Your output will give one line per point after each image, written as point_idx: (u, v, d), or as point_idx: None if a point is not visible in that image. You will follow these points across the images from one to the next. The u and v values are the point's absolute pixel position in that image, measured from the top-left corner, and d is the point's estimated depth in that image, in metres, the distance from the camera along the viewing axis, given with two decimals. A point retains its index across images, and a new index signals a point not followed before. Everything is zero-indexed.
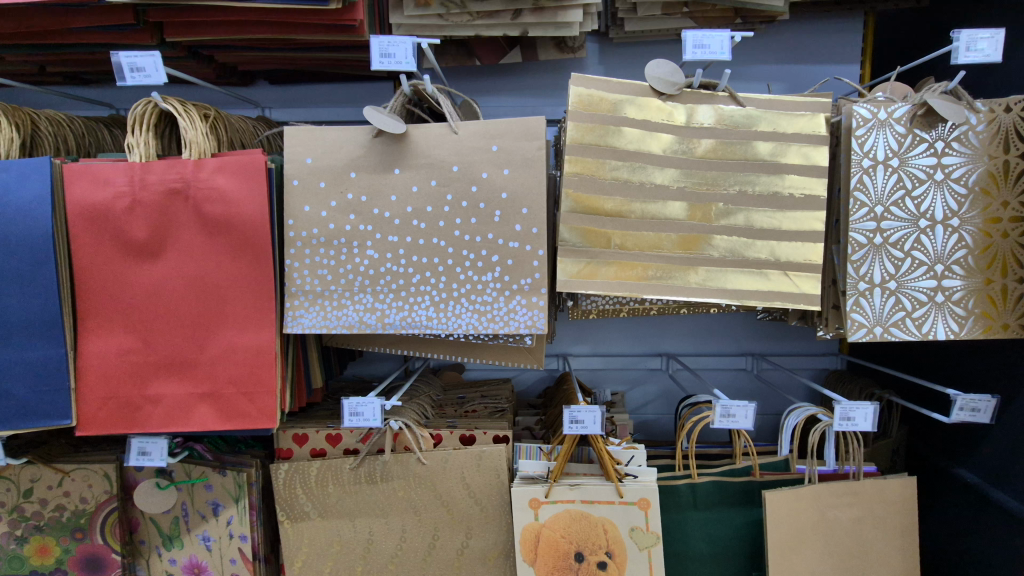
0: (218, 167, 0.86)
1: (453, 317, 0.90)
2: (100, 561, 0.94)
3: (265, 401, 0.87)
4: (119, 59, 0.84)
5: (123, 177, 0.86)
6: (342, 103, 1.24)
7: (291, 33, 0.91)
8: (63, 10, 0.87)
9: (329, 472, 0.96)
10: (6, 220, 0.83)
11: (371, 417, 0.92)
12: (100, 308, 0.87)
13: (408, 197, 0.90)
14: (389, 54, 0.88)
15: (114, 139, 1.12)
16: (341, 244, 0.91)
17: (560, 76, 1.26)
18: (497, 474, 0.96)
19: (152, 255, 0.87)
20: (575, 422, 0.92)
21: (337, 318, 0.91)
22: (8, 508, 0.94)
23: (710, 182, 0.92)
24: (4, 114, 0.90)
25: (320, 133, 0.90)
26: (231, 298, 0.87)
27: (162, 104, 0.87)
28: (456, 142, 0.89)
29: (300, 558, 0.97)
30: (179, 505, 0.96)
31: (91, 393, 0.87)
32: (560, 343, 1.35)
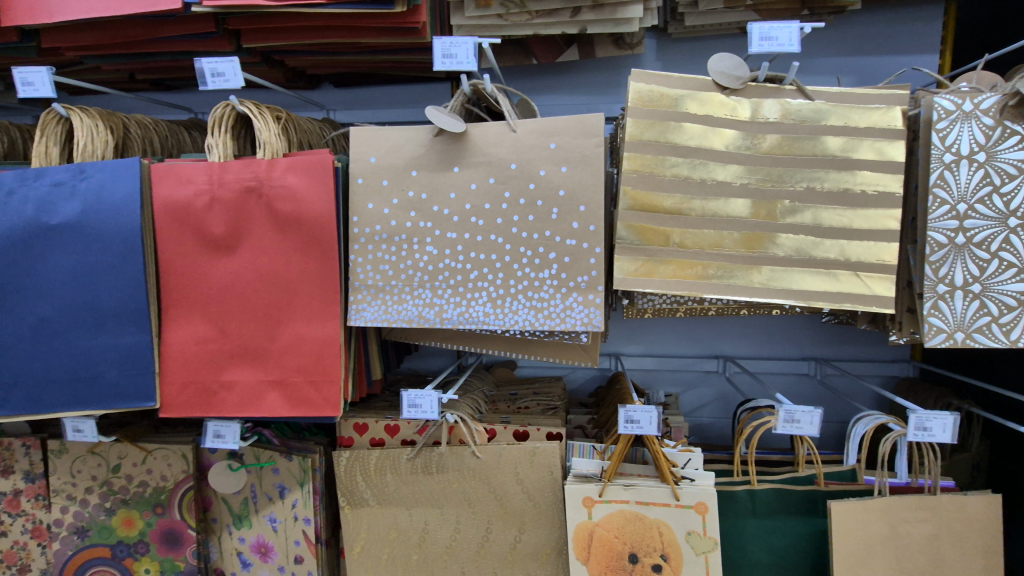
0: (289, 166, 0.90)
1: (510, 313, 0.91)
2: (178, 536, 1.01)
3: (330, 390, 0.91)
4: (203, 65, 0.91)
5: (203, 176, 0.91)
6: (402, 105, 1.28)
7: (357, 37, 0.94)
8: (152, 21, 0.94)
9: (387, 461, 0.99)
10: (101, 216, 0.90)
11: (429, 409, 0.94)
12: (182, 298, 0.93)
13: (467, 195, 0.91)
14: (451, 54, 0.89)
15: (193, 141, 1.20)
16: (402, 241, 0.93)
17: (617, 74, 1.26)
18: (551, 471, 0.96)
19: (228, 249, 0.92)
20: (630, 421, 0.91)
21: (397, 312, 0.93)
22: (99, 481, 1.02)
23: (776, 179, 0.89)
24: (99, 119, 0.98)
25: (383, 133, 0.93)
26: (299, 291, 0.91)
27: (239, 107, 0.92)
28: (514, 140, 0.90)
29: (359, 543, 1.00)
30: (249, 487, 1.01)
31: (173, 378, 0.94)
32: (613, 342, 1.34)
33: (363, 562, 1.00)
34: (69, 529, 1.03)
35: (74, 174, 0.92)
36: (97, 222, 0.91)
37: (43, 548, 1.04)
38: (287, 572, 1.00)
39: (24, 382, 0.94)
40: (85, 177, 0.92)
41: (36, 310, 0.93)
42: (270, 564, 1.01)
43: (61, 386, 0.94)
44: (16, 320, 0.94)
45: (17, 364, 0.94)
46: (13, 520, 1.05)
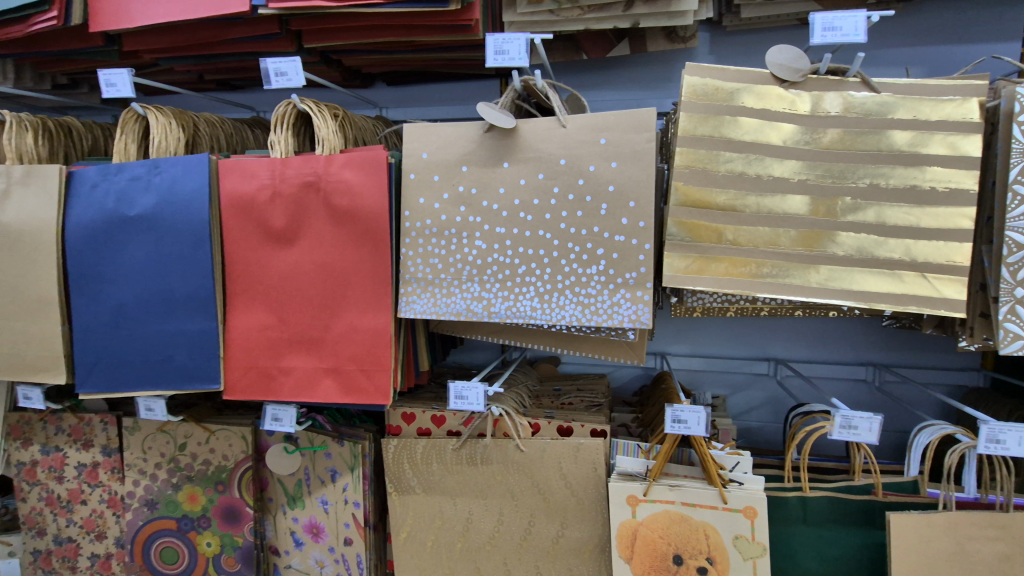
0: (346, 162, 0.93)
1: (557, 308, 0.91)
2: (237, 513, 1.06)
3: (381, 378, 0.93)
4: (268, 65, 0.95)
5: (266, 171, 0.96)
6: (452, 101, 1.31)
7: (412, 35, 0.97)
8: (222, 24, 0.98)
9: (433, 451, 1.01)
10: (174, 208, 0.96)
11: (475, 401, 0.95)
12: (245, 287, 0.98)
13: (516, 190, 0.92)
14: (504, 51, 0.90)
15: (256, 138, 1.26)
16: (452, 235, 0.95)
17: (668, 68, 1.24)
18: (595, 468, 0.95)
19: (287, 241, 0.96)
20: (678, 421, 0.90)
21: (446, 305, 0.94)
22: (167, 458, 1.09)
23: (837, 175, 0.86)
24: (173, 117, 1.04)
25: (435, 129, 0.95)
26: (353, 283, 0.94)
27: (300, 105, 0.96)
28: (564, 136, 0.90)
29: (405, 528, 1.03)
30: (302, 469, 1.06)
31: (236, 362, 0.99)
32: (659, 341, 1.33)
33: (408, 547, 1.03)
34: (141, 501, 1.10)
35: (150, 169, 0.98)
36: (170, 214, 0.96)
37: (118, 517, 1.12)
38: (337, 552, 1.04)
39: (104, 362, 1.02)
40: (159, 172, 0.98)
41: (115, 296, 1.00)
42: (321, 544, 1.05)
43: (136, 368, 1.00)
44: (97, 305, 1.01)
45: (98, 346, 1.02)
46: (92, 490, 1.13)
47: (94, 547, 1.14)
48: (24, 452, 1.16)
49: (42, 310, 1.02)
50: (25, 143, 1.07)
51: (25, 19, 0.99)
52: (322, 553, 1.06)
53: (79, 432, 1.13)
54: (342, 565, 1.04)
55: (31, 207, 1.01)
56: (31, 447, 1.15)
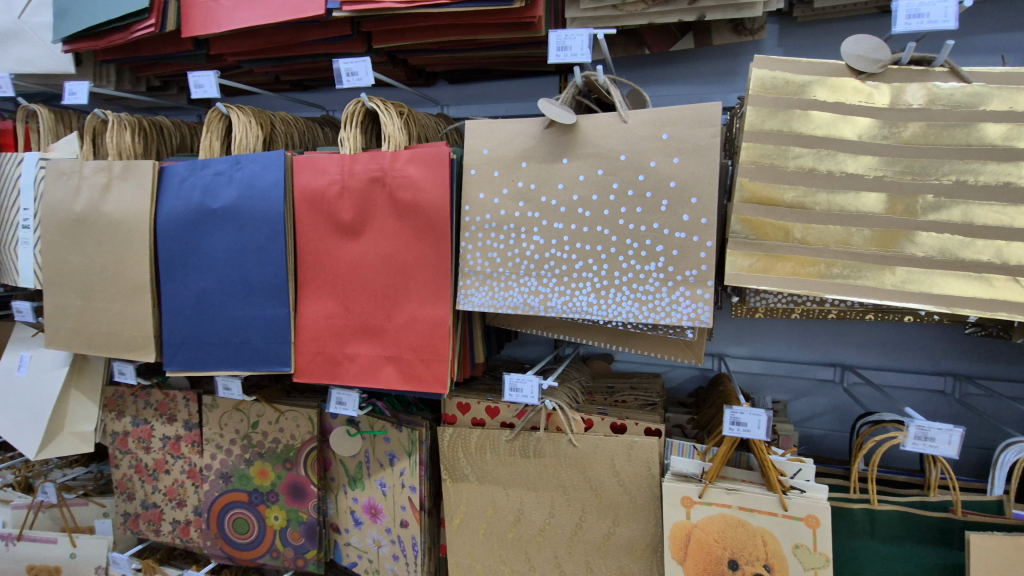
0: (410, 158, 0.96)
1: (614, 305, 0.90)
2: (302, 490, 1.12)
3: (439, 368, 0.96)
4: (341, 66, 1.00)
5: (336, 166, 1.00)
6: (510, 99, 1.34)
7: (476, 34, 0.98)
8: (299, 27, 1.04)
9: (487, 441, 1.03)
10: (252, 201, 1.03)
11: (529, 394, 0.96)
12: (315, 277, 1.04)
13: (575, 186, 0.92)
14: (566, 47, 0.90)
15: (325, 136, 1.32)
16: (510, 229, 0.96)
17: (733, 61, 1.21)
18: (648, 467, 0.94)
19: (355, 234, 1.01)
20: (736, 423, 0.87)
21: (504, 298, 0.96)
22: (241, 435, 1.17)
23: (918, 171, 0.81)
24: (252, 116, 1.11)
25: (497, 125, 0.97)
26: (414, 275, 0.98)
27: (368, 103, 1.00)
28: (625, 131, 0.89)
29: (459, 515, 1.06)
30: (363, 452, 1.11)
31: (305, 347, 1.05)
32: (716, 342, 1.30)
33: (461, 533, 1.06)
34: (217, 474, 1.18)
35: (231, 165, 1.05)
36: (249, 206, 1.03)
37: (196, 487, 1.22)
38: (394, 533, 1.08)
39: (188, 344, 1.10)
40: (240, 168, 1.05)
41: (199, 283, 1.08)
42: (379, 525, 1.10)
43: (216, 349, 1.08)
44: (183, 290, 1.09)
45: (183, 329, 1.10)
46: (175, 461, 1.23)
47: (176, 514, 1.24)
48: (118, 423, 1.27)
49: (136, 293, 1.11)
50: (123, 140, 1.17)
51: (126, 27, 1.07)
52: (380, 534, 1.11)
53: (165, 407, 1.23)
54: (398, 546, 1.08)
55: (129, 199, 1.10)
56: (124, 418, 1.26)
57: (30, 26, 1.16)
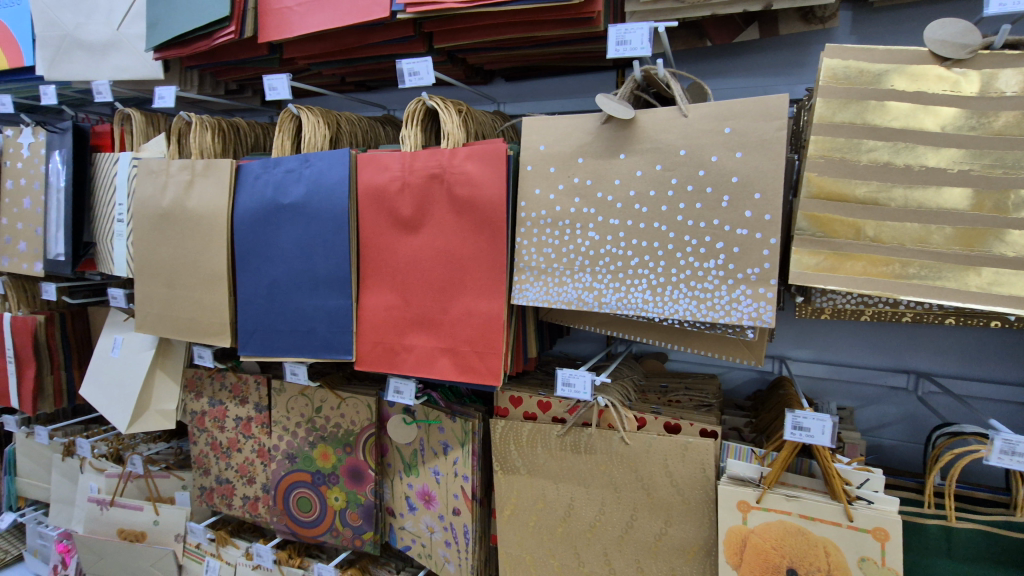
0: (468, 154, 0.98)
1: (670, 302, 0.89)
2: (361, 473, 1.18)
3: (493, 361, 0.98)
4: (404, 66, 1.03)
5: (397, 163, 1.04)
6: (566, 95, 1.35)
7: (534, 31, 0.99)
8: (362, 30, 1.08)
9: (539, 435, 1.04)
10: (320, 197, 1.08)
11: (581, 390, 0.96)
12: (376, 269, 1.08)
13: (632, 181, 0.91)
14: (626, 41, 0.90)
15: (387, 135, 1.37)
16: (565, 225, 0.96)
17: (801, 51, 1.16)
18: (703, 469, 0.92)
19: (414, 229, 1.04)
20: (798, 428, 0.84)
21: (558, 294, 0.96)
22: (305, 418, 1.24)
23: (1010, 165, 0.75)
24: (321, 117, 1.17)
25: (554, 121, 0.97)
26: (470, 269, 1.00)
27: (429, 102, 1.03)
28: (685, 126, 0.87)
29: (509, 506, 1.08)
30: (418, 440, 1.15)
31: (365, 337, 1.09)
32: (777, 344, 1.25)
33: (511, 525, 1.08)
34: (283, 454, 1.26)
35: (301, 163, 1.12)
36: (317, 202, 1.09)
37: (265, 466, 1.30)
38: (446, 520, 1.12)
39: (260, 331, 1.17)
40: (309, 166, 1.10)
41: (270, 274, 1.15)
42: (432, 511, 1.14)
43: (284, 337, 1.15)
44: (256, 280, 1.17)
45: (256, 317, 1.17)
46: (246, 440, 1.32)
47: (246, 490, 1.33)
48: (197, 403, 1.37)
49: (216, 282, 1.20)
50: (204, 140, 1.25)
51: (209, 35, 1.15)
52: (433, 520, 1.14)
53: (238, 389, 1.31)
54: (450, 533, 1.11)
55: (210, 195, 1.19)
56: (202, 399, 1.36)
57: (127, 37, 1.27)
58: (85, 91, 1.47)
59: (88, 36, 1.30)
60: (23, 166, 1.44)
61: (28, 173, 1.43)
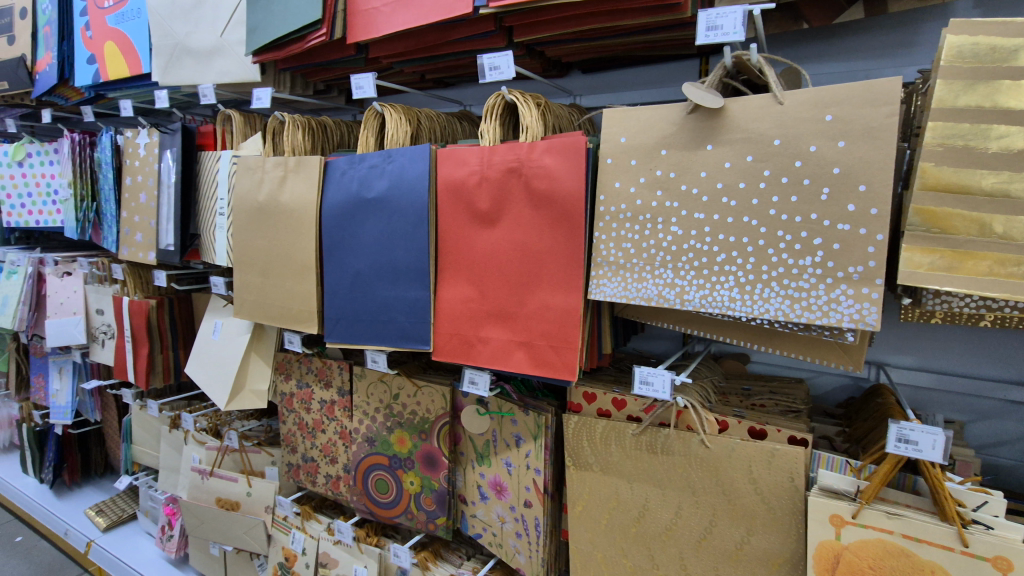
0: (547, 148, 0.97)
1: (760, 301, 0.84)
2: (435, 460, 1.21)
3: (569, 355, 0.98)
4: (484, 61, 1.05)
5: (476, 158, 1.05)
6: (646, 85, 1.32)
7: (617, 21, 0.96)
8: (444, 27, 1.09)
9: (613, 432, 1.02)
10: (402, 192, 1.12)
11: (660, 389, 0.93)
12: (454, 262, 1.10)
13: (720, 173, 0.86)
14: (717, 26, 0.85)
15: (464, 130, 1.39)
16: (646, 220, 0.93)
17: (912, 30, 1.05)
18: (791, 479, 0.87)
19: (491, 222, 1.05)
20: (903, 441, 0.77)
21: (637, 290, 0.94)
22: (384, 404, 1.29)
23: None
24: (402, 114, 1.20)
25: (635, 112, 0.94)
26: (547, 263, 1.00)
27: (508, 95, 1.04)
28: (780, 113, 0.81)
29: (581, 503, 1.07)
30: (491, 431, 1.16)
31: (443, 328, 1.12)
32: (875, 349, 1.15)
33: (583, 520, 1.07)
34: (363, 437, 1.32)
35: (384, 159, 1.16)
36: (399, 197, 1.13)
37: (346, 447, 1.37)
38: (518, 512, 1.13)
39: (344, 320, 1.23)
40: (391, 161, 1.14)
41: (354, 265, 1.20)
42: (504, 502, 1.15)
43: (366, 325, 1.20)
44: (341, 271, 1.22)
45: (340, 306, 1.23)
46: (330, 422, 1.39)
47: (329, 468, 1.41)
48: (286, 384, 1.46)
49: (305, 272, 1.27)
50: (296, 138, 1.33)
51: (302, 38, 1.21)
52: (504, 510, 1.16)
53: (323, 373, 1.39)
54: (522, 525, 1.13)
55: (301, 190, 1.26)
56: (291, 381, 1.45)
57: (229, 43, 1.36)
58: (192, 94, 1.60)
59: (196, 44, 1.41)
60: (140, 164, 1.60)
61: (144, 171, 1.58)
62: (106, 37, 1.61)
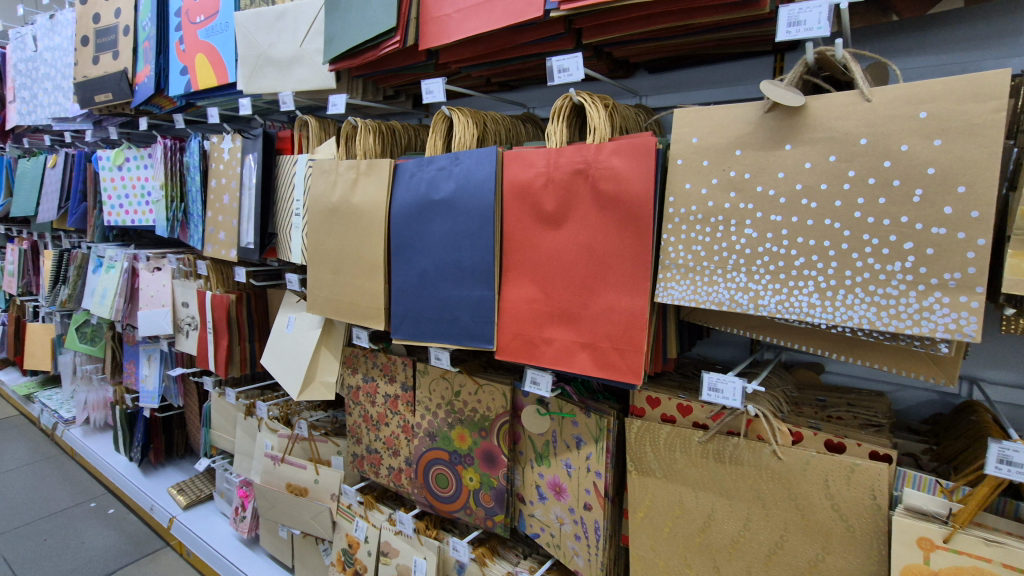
0: (615, 149, 0.96)
1: (842, 307, 0.80)
2: (494, 458, 1.23)
3: (634, 359, 0.96)
4: (553, 63, 1.06)
5: (543, 160, 1.06)
6: (716, 84, 1.29)
7: (690, 19, 0.94)
8: (514, 31, 1.11)
9: (678, 439, 1.00)
10: (469, 194, 1.15)
11: (730, 396, 0.91)
12: (519, 263, 1.12)
13: (799, 174, 0.83)
14: (800, 21, 0.82)
15: (528, 133, 1.41)
16: (718, 221, 0.90)
17: (1018, 18, 0.97)
18: (873, 496, 0.82)
19: (557, 224, 1.05)
20: (1005, 463, 0.71)
21: (708, 293, 0.91)
22: (446, 401, 1.32)
23: None
24: (470, 117, 1.23)
25: (708, 112, 0.91)
26: (613, 265, 0.99)
27: (577, 97, 1.04)
28: (868, 111, 0.77)
29: (643, 508, 1.06)
30: (551, 431, 1.17)
31: (507, 327, 1.14)
32: (967, 363, 1.07)
33: (644, 527, 1.06)
34: (425, 432, 1.36)
35: (452, 161, 1.18)
36: (465, 198, 1.15)
37: (408, 441, 1.41)
38: (577, 514, 1.13)
39: (410, 317, 1.27)
40: (459, 164, 1.17)
41: (421, 265, 1.24)
42: (563, 503, 1.15)
43: (431, 323, 1.23)
44: (408, 270, 1.27)
45: (406, 304, 1.27)
46: (393, 416, 1.44)
47: (392, 461, 1.46)
48: (353, 377, 1.52)
49: (374, 270, 1.32)
50: (367, 142, 1.39)
51: (376, 45, 1.26)
52: (563, 512, 1.16)
53: (388, 368, 1.44)
54: (581, 527, 1.12)
55: (372, 192, 1.31)
56: (357, 374, 1.51)
57: (308, 52, 1.44)
58: (272, 101, 1.70)
59: (277, 54, 1.49)
60: (225, 167, 1.71)
61: (228, 173, 1.69)
62: (197, 50, 1.73)
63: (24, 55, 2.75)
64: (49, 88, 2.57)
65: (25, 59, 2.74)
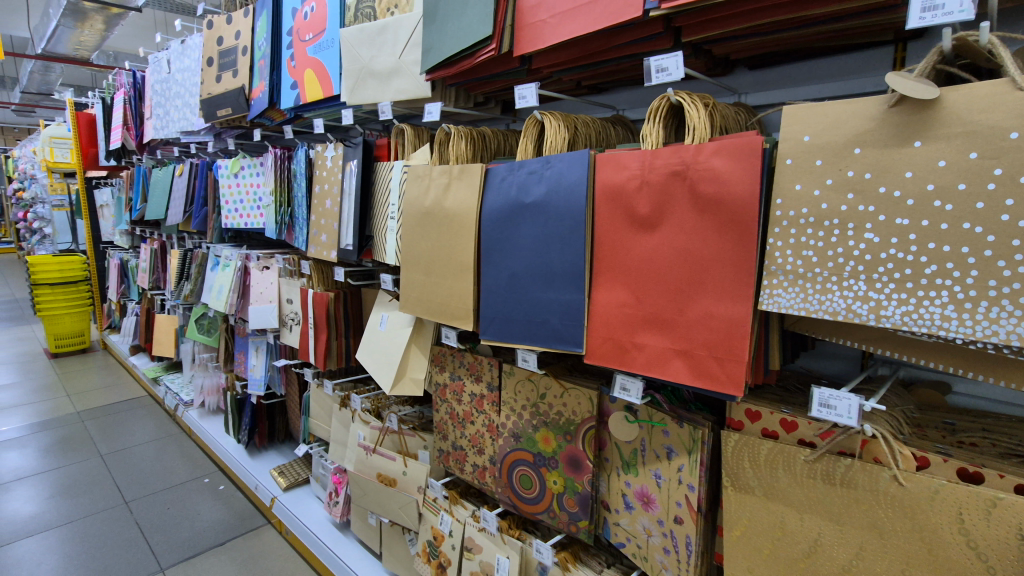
0: (716, 150, 0.91)
1: (984, 321, 0.72)
2: (579, 463, 1.22)
3: (735, 368, 0.92)
4: (652, 64, 1.04)
5: (637, 162, 1.03)
6: (825, 78, 1.21)
7: (804, 11, 0.88)
8: (610, 33, 1.10)
9: (781, 455, 0.94)
10: (560, 197, 1.15)
11: (844, 414, 0.84)
12: (610, 267, 1.10)
13: (931, 174, 0.75)
14: (937, 6, 0.75)
15: (618, 135, 1.39)
16: (833, 225, 0.84)
17: None
18: (1020, 536, 0.72)
19: (651, 227, 1.03)
20: None
21: (820, 302, 0.85)
22: (531, 402, 1.33)
23: None
24: (561, 120, 1.24)
25: (823, 108, 0.84)
26: (712, 270, 0.94)
27: (675, 98, 1.01)
28: (1021, 101, 0.68)
29: (740, 526, 1.00)
30: (640, 439, 1.14)
31: (597, 331, 1.13)
32: None
33: (741, 546, 1.00)
34: (510, 432, 1.38)
35: (543, 165, 1.19)
36: (557, 201, 1.16)
37: (493, 440, 1.44)
38: (666, 526, 1.09)
39: (498, 318, 1.30)
40: (550, 167, 1.18)
41: (511, 267, 1.26)
42: (652, 514, 1.12)
43: (519, 324, 1.25)
44: (497, 272, 1.29)
45: (495, 305, 1.30)
46: (478, 415, 1.47)
47: (476, 458, 1.49)
48: (441, 375, 1.57)
49: (464, 272, 1.36)
50: (460, 147, 1.44)
51: (472, 54, 1.30)
52: (651, 523, 1.13)
53: (474, 368, 1.47)
54: (670, 541, 1.08)
55: (464, 196, 1.35)
56: (444, 372, 1.56)
57: (406, 63, 1.51)
58: (371, 111, 1.80)
59: (378, 66, 1.58)
60: (327, 174, 1.83)
61: (330, 180, 1.82)
62: (306, 65, 1.87)
63: (160, 76, 3.10)
64: (179, 105, 2.88)
65: (160, 80, 3.10)
